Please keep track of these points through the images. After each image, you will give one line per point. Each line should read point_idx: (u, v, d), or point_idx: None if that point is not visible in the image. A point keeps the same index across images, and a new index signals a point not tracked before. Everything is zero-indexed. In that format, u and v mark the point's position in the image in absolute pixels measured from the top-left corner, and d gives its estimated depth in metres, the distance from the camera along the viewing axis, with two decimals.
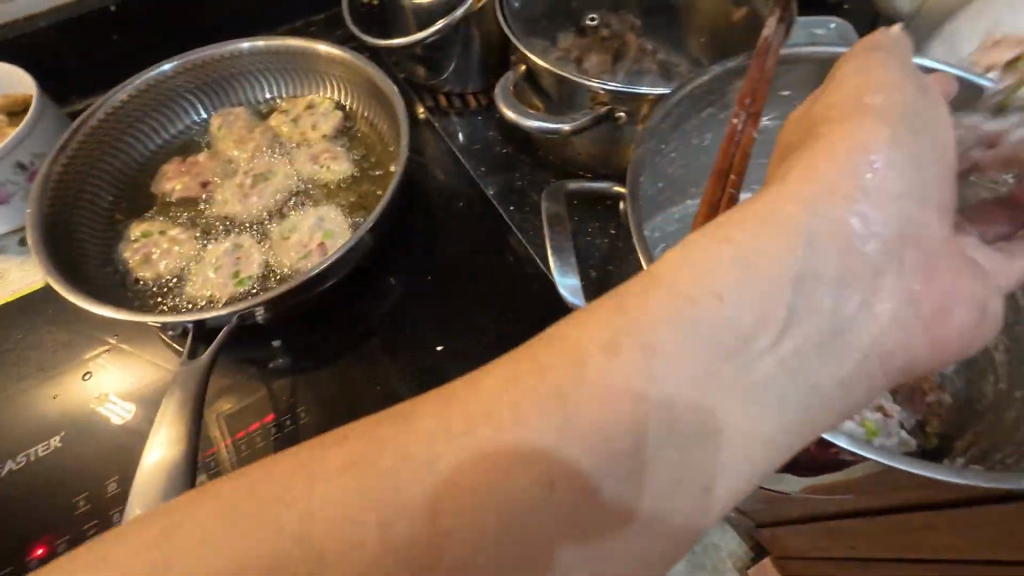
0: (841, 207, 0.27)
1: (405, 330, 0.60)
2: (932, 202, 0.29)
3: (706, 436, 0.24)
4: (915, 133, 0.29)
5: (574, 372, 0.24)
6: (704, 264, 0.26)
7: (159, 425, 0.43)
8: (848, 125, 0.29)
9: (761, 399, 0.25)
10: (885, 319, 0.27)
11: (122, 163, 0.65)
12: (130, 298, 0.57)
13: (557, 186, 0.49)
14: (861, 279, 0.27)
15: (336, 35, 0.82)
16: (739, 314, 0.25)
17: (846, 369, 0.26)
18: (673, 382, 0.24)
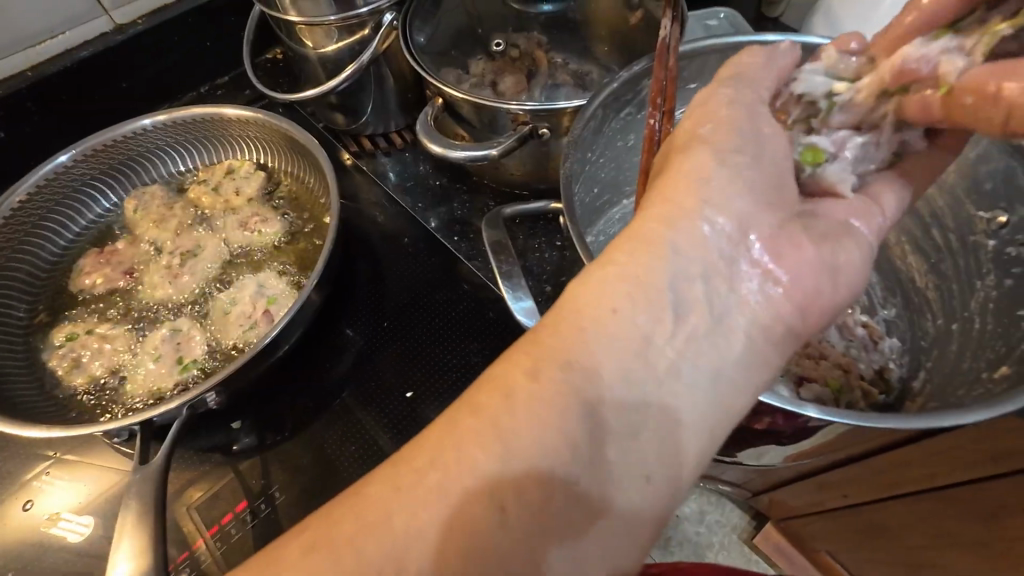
0: (696, 217, 0.31)
1: (370, 385, 0.58)
2: (775, 196, 0.33)
3: (641, 433, 0.27)
4: (750, 146, 0.34)
5: (505, 403, 0.26)
6: (594, 286, 0.29)
7: (120, 539, 0.40)
8: (688, 150, 0.33)
9: (676, 393, 0.28)
10: (756, 305, 0.30)
11: (32, 267, 0.60)
12: (64, 410, 0.52)
13: (494, 215, 0.49)
14: (730, 276, 0.31)
15: (244, 94, 0.79)
16: (638, 322, 0.28)
17: (739, 353, 0.29)
18: (595, 390, 0.27)
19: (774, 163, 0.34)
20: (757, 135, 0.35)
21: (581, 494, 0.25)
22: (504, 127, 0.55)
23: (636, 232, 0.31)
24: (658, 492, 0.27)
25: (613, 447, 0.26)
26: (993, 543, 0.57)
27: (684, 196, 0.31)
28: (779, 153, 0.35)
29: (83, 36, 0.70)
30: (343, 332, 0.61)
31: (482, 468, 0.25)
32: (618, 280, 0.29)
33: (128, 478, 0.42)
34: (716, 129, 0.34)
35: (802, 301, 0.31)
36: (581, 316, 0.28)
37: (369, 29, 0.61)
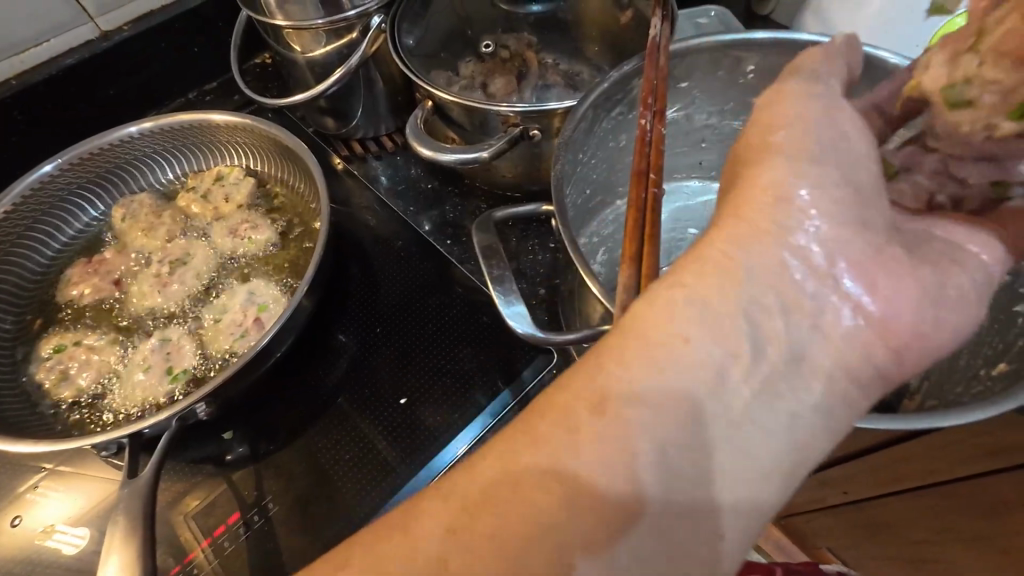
0: (782, 247, 0.29)
1: (364, 392, 0.57)
2: (873, 212, 0.30)
3: (714, 478, 0.25)
4: (843, 159, 0.31)
5: (564, 451, 0.24)
6: (662, 313, 0.27)
7: (108, 554, 0.39)
8: (768, 162, 0.31)
9: (754, 437, 0.26)
10: (843, 344, 0.28)
11: (18, 277, 0.59)
12: (51, 423, 0.51)
13: (484, 218, 0.49)
14: (822, 308, 0.28)
15: (233, 99, 0.79)
16: (708, 356, 0.26)
17: (824, 398, 0.27)
18: (665, 441, 0.25)
19: (869, 176, 0.31)
20: (847, 139, 0.31)
21: (647, 543, 0.24)
22: (495, 129, 0.54)
23: (712, 259, 0.28)
24: (728, 542, 0.25)
25: (683, 493, 0.25)
26: (994, 539, 0.57)
27: (768, 224, 0.29)
28: (870, 163, 0.31)
29: (68, 43, 0.69)
30: (336, 339, 0.60)
31: (543, 522, 0.23)
32: (688, 309, 0.27)
33: (117, 492, 0.42)
34: (794, 136, 0.31)
35: (900, 337, 0.29)
36: (656, 351, 0.26)
37: (357, 32, 0.60)
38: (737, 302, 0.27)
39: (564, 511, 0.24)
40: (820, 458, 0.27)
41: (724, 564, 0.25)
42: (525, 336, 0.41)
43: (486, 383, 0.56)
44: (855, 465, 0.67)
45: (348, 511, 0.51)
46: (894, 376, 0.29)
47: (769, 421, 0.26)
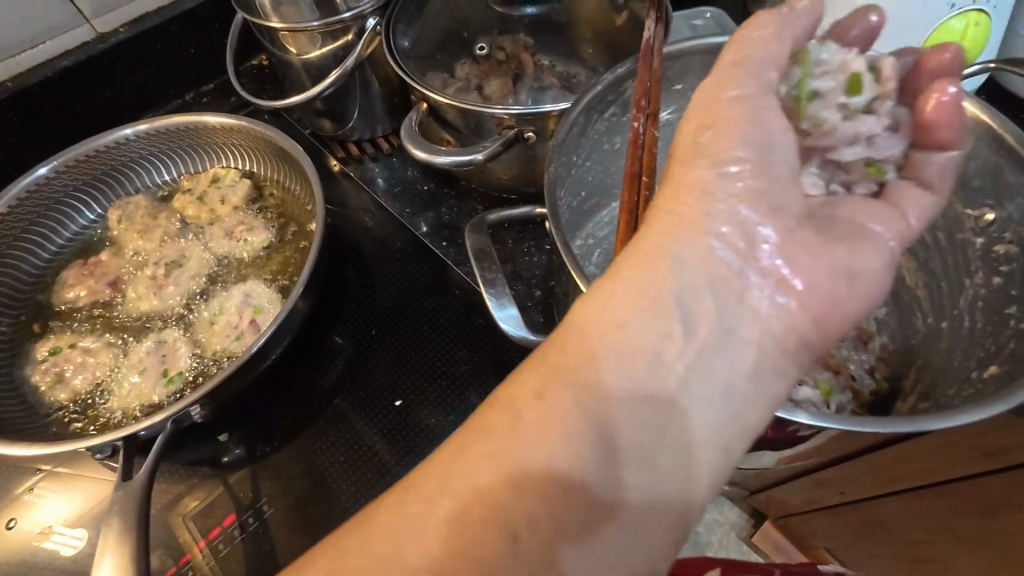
0: (703, 238, 0.33)
1: (360, 394, 0.57)
2: (784, 198, 0.35)
3: (659, 442, 0.29)
4: (765, 152, 0.35)
5: (515, 421, 0.28)
6: (601, 303, 0.31)
7: (102, 556, 0.39)
8: (686, 161, 0.35)
9: (690, 406, 0.30)
10: (766, 318, 0.33)
11: (14, 279, 0.60)
12: (46, 426, 0.51)
13: (478, 220, 0.49)
14: (742, 289, 0.33)
15: (230, 101, 0.79)
16: (642, 337, 0.30)
17: (751, 368, 0.31)
18: (602, 408, 0.29)
19: (785, 167, 0.35)
20: (773, 134, 0.35)
21: (602, 502, 0.27)
22: (490, 131, 0.55)
23: (643, 254, 0.33)
24: (679, 498, 0.29)
25: (629, 458, 0.28)
26: (990, 540, 0.57)
27: (689, 218, 0.34)
28: (787, 154, 0.35)
29: (64, 45, 0.69)
30: (333, 340, 0.60)
31: (506, 488, 0.27)
32: (624, 298, 0.31)
33: (111, 495, 0.42)
34: (719, 135, 0.35)
35: (815, 308, 0.34)
36: (591, 335, 0.30)
37: (352, 34, 0.60)
38: (666, 288, 0.32)
39: (523, 480, 0.27)
40: (754, 423, 0.31)
41: (677, 518, 0.29)
42: (518, 339, 0.41)
43: (481, 385, 0.56)
44: (852, 465, 0.67)
45: (343, 512, 0.51)
46: (814, 347, 0.34)
47: (700, 382, 0.30)
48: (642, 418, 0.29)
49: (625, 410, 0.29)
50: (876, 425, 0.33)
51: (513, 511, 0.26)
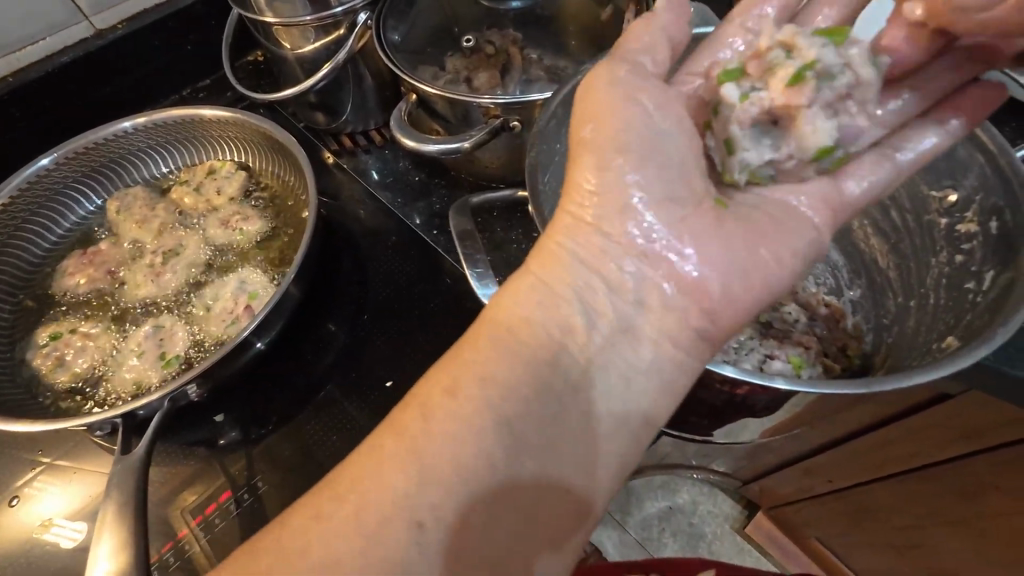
0: (598, 242, 0.37)
1: (352, 374, 0.59)
2: (678, 189, 0.37)
3: (564, 435, 0.33)
4: (653, 146, 0.37)
5: (431, 406, 0.32)
6: (510, 301, 0.35)
7: (101, 532, 0.41)
8: (580, 160, 0.37)
9: (594, 396, 0.34)
10: (665, 312, 0.36)
11: (16, 266, 0.61)
12: (49, 409, 0.53)
13: (463, 202, 0.50)
14: (658, 286, 0.36)
15: (226, 97, 0.80)
16: (546, 331, 0.34)
17: (656, 358, 0.35)
18: (506, 394, 0.32)
19: (675, 158, 0.37)
20: (662, 137, 0.37)
21: (509, 497, 0.31)
22: (478, 120, 0.56)
23: (544, 260, 0.37)
24: (586, 487, 0.33)
25: (534, 451, 0.32)
26: (976, 520, 0.59)
27: (585, 220, 0.37)
28: (684, 149, 0.38)
29: (63, 42, 0.70)
30: (326, 323, 0.62)
31: (411, 483, 0.30)
32: (528, 297, 0.35)
33: (109, 471, 0.43)
34: (599, 129, 0.37)
35: (715, 294, 0.36)
36: (496, 338, 0.34)
37: (344, 29, 0.62)
38: (567, 284, 0.36)
39: (422, 481, 0.30)
40: (657, 412, 0.35)
41: (580, 508, 0.33)
42: None
43: None
44: (839, 451, 0.69)
45: None
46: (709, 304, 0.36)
47: (603, 368, 0.34)
48: (551, 404, 0.33)
49: (534, 397, 0.33)
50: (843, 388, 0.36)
51: (434, 486, 0.30)
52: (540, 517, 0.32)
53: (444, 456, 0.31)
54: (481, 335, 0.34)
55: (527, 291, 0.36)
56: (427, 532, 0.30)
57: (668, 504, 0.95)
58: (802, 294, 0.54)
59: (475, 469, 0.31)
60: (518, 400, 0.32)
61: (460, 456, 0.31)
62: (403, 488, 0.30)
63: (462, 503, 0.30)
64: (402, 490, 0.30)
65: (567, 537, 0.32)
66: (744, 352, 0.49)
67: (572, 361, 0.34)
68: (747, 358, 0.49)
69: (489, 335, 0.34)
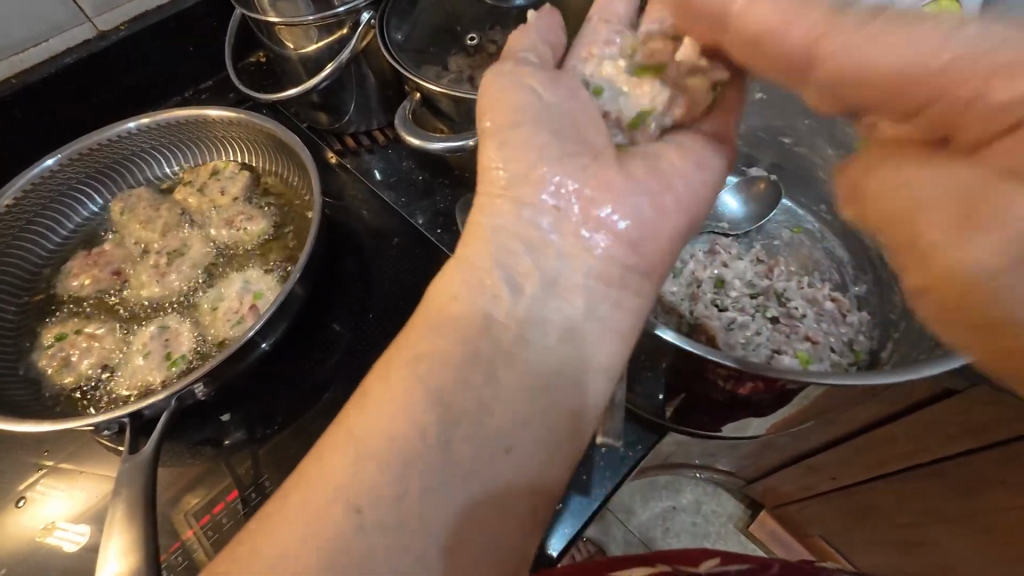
0: (516, 210, 0.40)
1: (359, 375, 0.59)
2: (575, 147, 0.41)
3: (498, 399, 0.35)
4: (547, 119, 0.41)
5: (377, 388, 0.35)
6: (443, 283, 0.39)
7: (110, 533, 0.40)
8: (484, 147, 0.41)
9: (526, 358, 0.37)
10: (587, 261, 0.40)
11: (21, 267, 0.61)
12: (56, 409, 0.53)
13: (469, 200, 0.52)
14: (580, 241, 0.40)
15: (228, 98, 0.80)
16: (472, 304, 0.38)
17: (584, 314, 0.39)
18: (440, 368, 0.35)
19: (572, 129, 0.42)
20: (553, 107, 0.41)
21: (461, 457, 0.33)
22: (482, 119, 0.56)
23: (472, 244, 0.40)
24: (529, 440, 0.35)
25: (471, 419, 0.34)
26: (981, 516, 0.59)
27: (499, 194, 0.41)
28: (574, 116, 0.42)
29: (66, 43, 0.70)
30: (332, 322, 0.62)
31: (355, 466, 0.32)
32: (460, 279, 0.39)
33: (117, 470, 0.43)
34: (495, 116, 0.41)
35: (632, 238, 0.40)
36: (426, 320, 0.38)
37: (347, 28, 0.63)
38: (492, 255, 0.39)
39: (369, 455, 0.32)
40: (587, 361, 0.38)
41: (534, 462, 0.35)
42: None
43: None
44: (845, 449, 0.68)
45: None
46: None
47: (536, 327, 0.38)
48: (487, 366, 0.36)
49: (469, 364, 0.36)
50: (855, 380, 0.38)
51: (385, 457, 0.32)
52: (496, 478, 0.34)
53: (391, 430, 0.33)
54: (417, 320, 0.38)
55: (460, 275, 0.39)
56: (391, 496, 0.31)
57: (670, 503, 0.96)
58: (809, 291, 0.55)
59: (414, 439, 0.33)
60: (456, 369, 0.35)
61: (404, 426, 0.33)
62: (361, 461, 0.32)
63: (417, 470, 0.32)
64: (357, 465, 0.32)
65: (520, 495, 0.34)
66: (751, 346, 0.50)
67: (503, 327, 0.38)
68: (755, 352, 0.49)
69: (418, 320, 0.38)
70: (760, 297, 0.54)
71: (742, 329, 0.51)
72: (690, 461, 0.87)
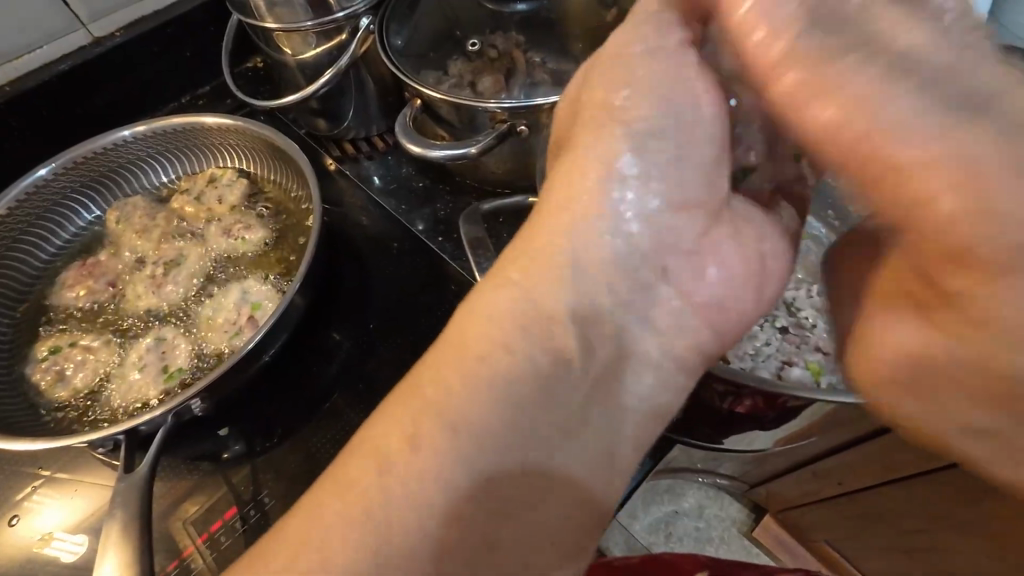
0: (587, 234, 0.30)
1: (361, 385, 0.58)
2: (688, 189, 0.31)
3: (533, 511, 0.27)
4: (644, 123, 0.31)
5: (398, 456, 0.27)
6: (493, 314, 0.29)
7: (104, 551, 0.39)
8: (580, 142, 0.32)
9: (573, 454, 0.28)
10: (665, 332, 0.31)
11: (13, 278, 0.60)
12: (50, 424, 0.52)
13: (473, 209, 0.51)
14: (642, 305, 0.30)
15: (225, 104, 0.79)
16: (534, 355, 0.28)
17: (649, 403, 0.30)
18: (485, 441, 0.27)
19: (674, 128, 0.31)
20: (670, 113, 0.31)
21: (507, 549, 0.27)
22: (483, 125, 0.55)
23: (529, 261, 0.30)
24: (596, 528, 0.29)
25: (490, 533, 0.27)
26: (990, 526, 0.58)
27: (570, 210, 0.31)
28: (696, 133, 0.31)
29: (61, 50, 0.69)
30: (333, 333, 0.61)
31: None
32: (507, 310, 0.29)
33: (112, 489, 0.42)
34: (586, 113, 0.33)
35: (718, 298, 0.32)
36: (464, 368, 0.28)
37: (346, 33, 0.62)
38: (556, 283, 0.29)
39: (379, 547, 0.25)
40: (672, 444, 0.30)
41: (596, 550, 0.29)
42: None
43: None
44: (851, 455, 0.67)
45: None
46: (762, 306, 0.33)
47: (619, 395, 0.29)
48: (556, 444, 0.28)
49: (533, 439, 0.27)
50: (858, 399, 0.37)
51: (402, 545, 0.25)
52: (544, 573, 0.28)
53: (415, 513, 0.26)
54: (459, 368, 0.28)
55: (517, 311, 0.29)
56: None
57: (673, 508, 0.95)
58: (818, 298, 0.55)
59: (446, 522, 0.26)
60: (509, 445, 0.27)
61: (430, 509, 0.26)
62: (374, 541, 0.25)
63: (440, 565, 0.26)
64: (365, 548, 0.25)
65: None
66: (760, 358, 0.50)
67: (582, 395, 0.29)
68: (766, 365, 0.49)
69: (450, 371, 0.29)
70: (769, 307, 0.55)
71: (750, 340, 0.51)
72: (693, 466, 0.86)
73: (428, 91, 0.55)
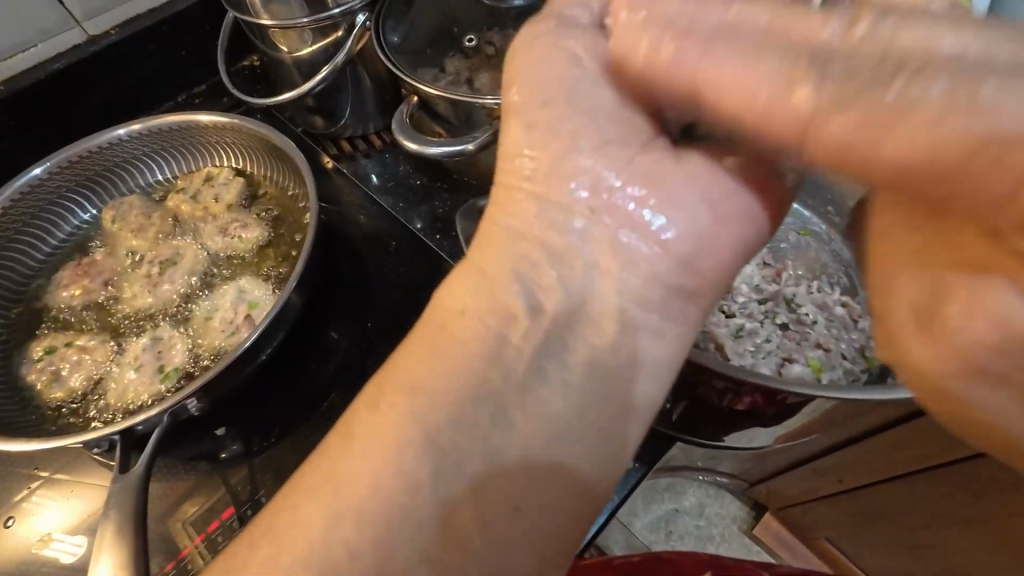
0: (536, 210, 0.36)
1: (359, 383, 0.57)
2: (634, 138, 0.35)
3: (510, 442, 0.32)
4: (573, 99, 0.35)
5: (370, 417, 0.33)
6: (460, 295, 0.36)
7: (100, 552, 0.39)
8: (510, 129, 0.37)
9: (538, 392, 0.33)
10: (624, 277, 0.34)
11: (9, 279, 0.60)
12: (45, 425, 0.51)
13: (470, 206, 0.50)
14: (602, 249, 0.35)
15: (222, 102, 0.79)
16: (484, 331, 0.34)
17: (608, 338, 0.34)
18: (430, 404, 0.32)
19: (610, 103, 0.35)
20: (597, 80, 0.35)
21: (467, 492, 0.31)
22: (480, 121, 0.55)
23: (487, 253, 0.37)
24: (553, 475, 0.32)
25: (468, 459, 0.32)
26: (991, 522, 0.58)
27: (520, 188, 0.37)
28: (638, 95, 0.36)
29: (56, 48, 0.69)
30: (331, 331, 0.61)
31: (332, 516, 0.30)
32: (468, 294, 0.36)
33: (107, 490, 0.42)
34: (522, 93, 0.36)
35: (677, 252, 0.34)
36: (432, 342, 0.35)
37: (342, 30, 0.61)
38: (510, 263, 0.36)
39: (352, 499, 0.31)
40: (616, 393, 0.33)
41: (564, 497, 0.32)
42: None
43: None
44: (851, 452, 0.67)
45: None
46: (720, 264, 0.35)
47: (559, 345, 0.34)
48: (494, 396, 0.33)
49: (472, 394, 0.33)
50: (858, 395, 0.37)
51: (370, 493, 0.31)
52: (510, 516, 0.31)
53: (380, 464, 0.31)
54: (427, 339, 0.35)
55: (477, 291, 0.36)
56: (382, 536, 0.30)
57: (674, 506, 0.94)
58: (818, 295, 0.55)
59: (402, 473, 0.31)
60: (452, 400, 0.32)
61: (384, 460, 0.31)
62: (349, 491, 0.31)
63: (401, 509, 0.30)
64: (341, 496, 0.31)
65: (552, 540, 0.32)
66: (761, 354, 0.50)
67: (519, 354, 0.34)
68: (767, 361, 0.49)
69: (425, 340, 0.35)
70: (769, 303, 0.54)
71: (750, 336, 0.51)
72: (693, 464, 0.85)
73: (425, 87, 0.54)
